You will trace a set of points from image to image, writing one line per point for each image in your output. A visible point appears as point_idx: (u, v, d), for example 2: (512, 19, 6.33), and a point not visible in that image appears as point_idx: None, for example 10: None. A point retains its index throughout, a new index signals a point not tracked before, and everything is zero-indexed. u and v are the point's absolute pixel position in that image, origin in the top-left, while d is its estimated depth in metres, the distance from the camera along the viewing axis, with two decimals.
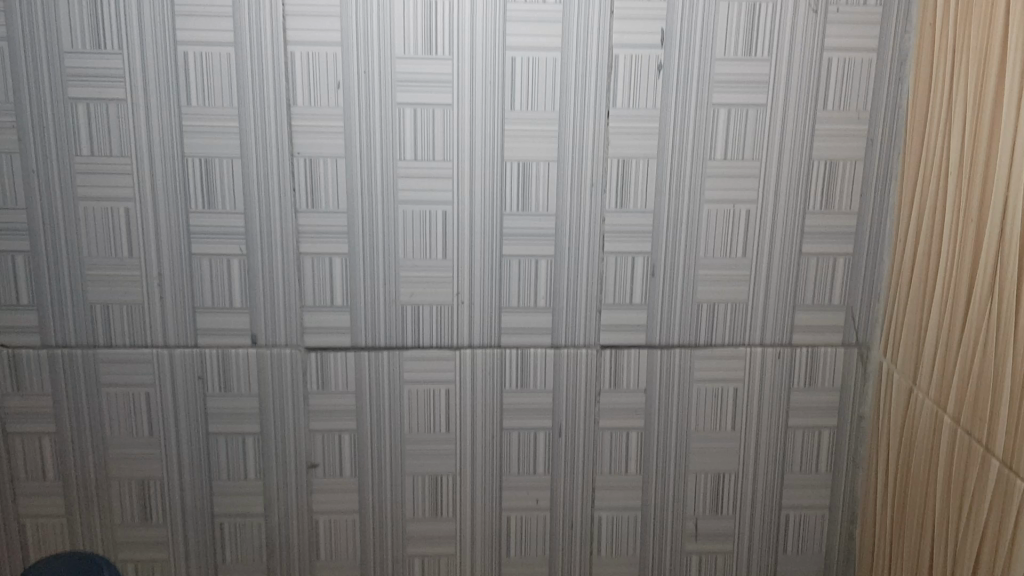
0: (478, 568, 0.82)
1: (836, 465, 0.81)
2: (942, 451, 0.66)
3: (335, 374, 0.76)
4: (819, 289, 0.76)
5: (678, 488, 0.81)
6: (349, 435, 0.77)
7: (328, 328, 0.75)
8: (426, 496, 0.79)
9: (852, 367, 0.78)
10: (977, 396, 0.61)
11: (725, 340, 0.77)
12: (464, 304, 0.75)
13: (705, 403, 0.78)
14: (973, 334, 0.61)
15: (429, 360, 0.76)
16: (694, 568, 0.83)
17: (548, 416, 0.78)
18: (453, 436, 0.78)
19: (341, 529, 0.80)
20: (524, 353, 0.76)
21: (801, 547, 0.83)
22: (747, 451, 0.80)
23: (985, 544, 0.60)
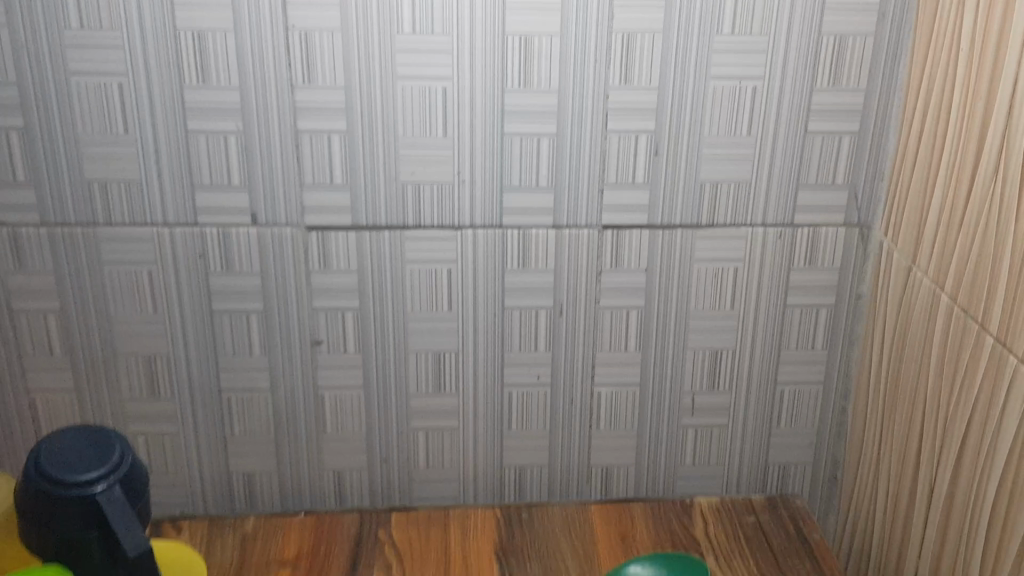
0: (481, 439, 0.84)
1: (832, 343, 0.82)
2: (938, 328, 0.67)
3: (337, 253, 0.76)
4: (823, 169, 0.76)
5: (675, 366, 0.82)
6: (351, 313, 0.78)
7: (328, 207, 0.74)
8: (429, 373, 0.81)
9: (852, 247, 0.78)
10: (975, 276, 0.62)
11: (727, 220, 0.77)
12: (465, 182, 0.74)
13: (704, 282, 0.79)
14: (975, 214, 0.61)
15: (430, 239, 0.76)
16: (689, 441, 0.85)
17: (548, 295, 0.79)
18: (454, 314, 0.79)
19: (345, 404, 0.82)
20: (525, 233, 0.76)
21: (794, 421, 0.85)
22: (745, 329, 0.81)
23: (975, 418, 0.62)
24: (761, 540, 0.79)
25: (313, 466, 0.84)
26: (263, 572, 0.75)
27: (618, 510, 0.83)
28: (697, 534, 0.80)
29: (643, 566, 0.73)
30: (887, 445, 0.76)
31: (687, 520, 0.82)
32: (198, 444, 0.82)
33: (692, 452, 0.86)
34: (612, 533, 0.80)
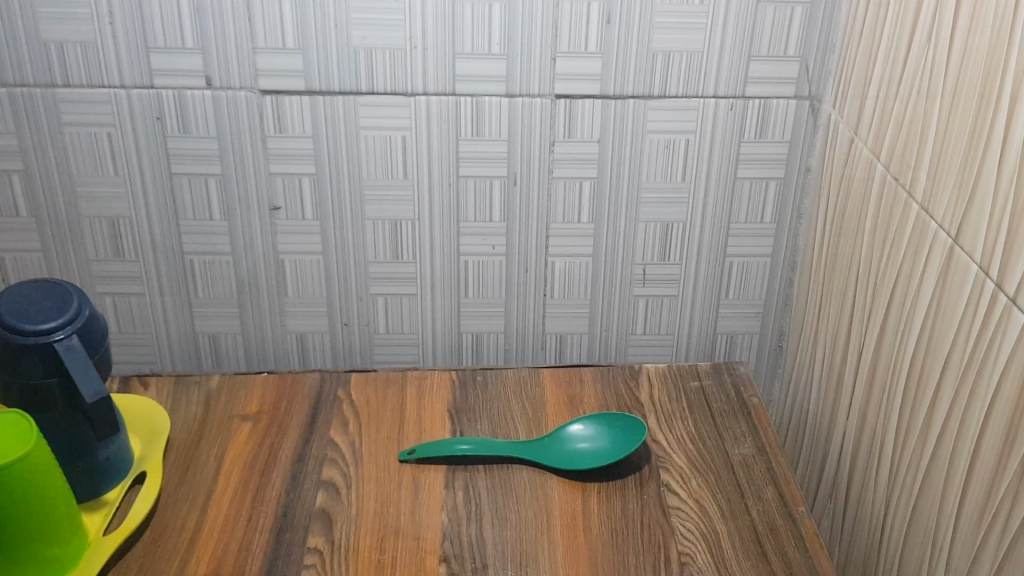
0: (438, 305, 0.87)
1: (780, 216, 0.84)
2: (873, 195, 0.69)
3: (291, 118, 0.77)
4: (774, 40, 0.76)
5: (627, 237, 0.84)
6: (308, 178, 0.80)
7: (282, 71, 0.75)
8: (387, 239, 0.83)
9: (802, 119, 0.79)
10: (907, 143, 0.63)
11: (679, 92, 0.77)
12: (418, 49, 0.75)
13: (657, 154, 0.80)
14: (909, 81, 0.63)
15: (384, 106, 0.77)
16: (640, 310, 0.88)
17: (502, 164, 0.80)
18: (411, 182, 0.81)
19: (305, 267, 0.85)
20: (478, 101, 0.77)
21: (742, 292, 0.88)
22: (697, 202, 0.83)
23: (900, 282, 0.64)
24: (703, 403, 0.82)
25: (276, 328, 0.87)
26: (225, 426, 0.80)
27: (568, 374, 0.86)
28: (641, 397, 0.83)
29: (585, 425, 0.78)
30: (825, 313, 0.79)
31: (634, 384, 0.85)
32: (164, 304, 0.86)
33: (643, 321, 0.89)
34: (560, 396, 0.84)
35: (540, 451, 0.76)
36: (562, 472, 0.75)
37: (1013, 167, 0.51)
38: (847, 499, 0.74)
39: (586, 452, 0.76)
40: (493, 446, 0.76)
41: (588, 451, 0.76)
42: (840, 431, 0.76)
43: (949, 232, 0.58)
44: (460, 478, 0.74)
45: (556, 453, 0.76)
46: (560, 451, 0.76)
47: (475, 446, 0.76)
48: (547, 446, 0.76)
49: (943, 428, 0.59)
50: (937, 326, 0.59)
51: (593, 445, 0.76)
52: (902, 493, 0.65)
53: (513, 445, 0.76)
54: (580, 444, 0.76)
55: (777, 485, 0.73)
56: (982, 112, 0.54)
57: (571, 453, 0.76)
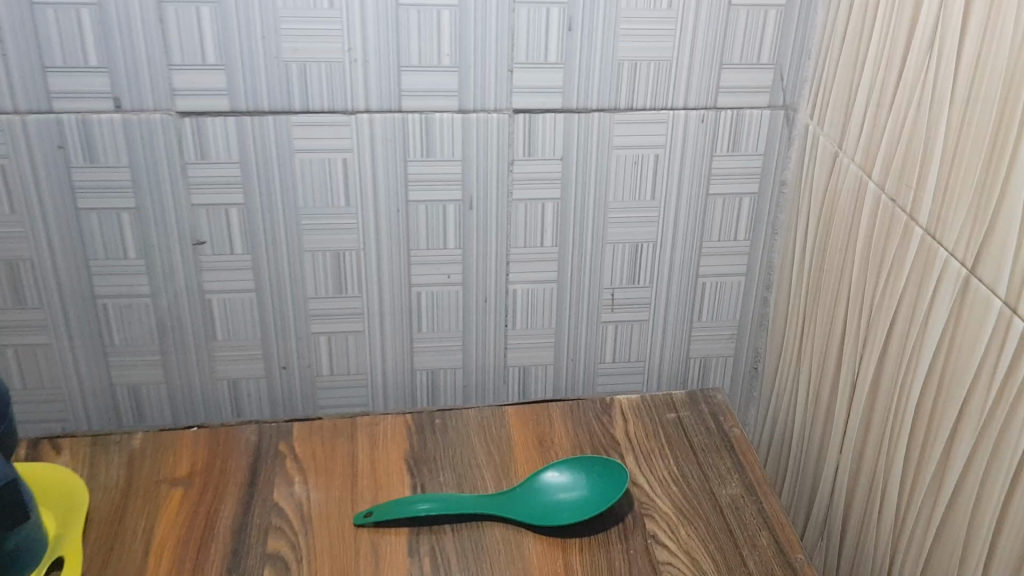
0: (388, 341, 0.79)
1: (755, 233, 0.78)
2: (864, 215, 0.63)
3: (215, 142, 0.68)
4: (748, 46, 0.70)
5: (593, 261, 0.78)
6: (237, 209, 0.71)
7: (203, 89, 0.66)
8: (328, 272, 0.75)
9: (777, 130, 0.74)
10: (905, 161, 0.57)
11: (647, 103, 0.71)
12: (358, 62, 0.66)
13: (624, 170, 0.74)
14: (905, 93, 0.56)
15: (321, 125, 0.68)
16: (609, 337, 0.82)
17: (456, 187, 0.73)
18: (354, 210, 0.72)
19: (236, 307, 0.75)
20: (427, 118, 0.69)
21: (715, 314, 0.82)
22: (667, 221, 0.76)
23: (902, 312, 0.58)
24: (682, 438, 0.76)
25: (205, 375, 0.78)
26: (153, 493, 0.70)
27: (534, 411, 0.79)
28: (617, 434, 0.77)
29: (560, 472, 0.71)
30: (809, 338, 0.73)
31: (607, 419, 0.78)
32: (76, 355, 0.75)
33: (611, 348, 0.82)
34: (529, 436, 0.76)
35: (518, 503, 0.69)
36: (544, 528, 0.68)
37: None
38: (842, 539, 0.69)
39: (571, 503, 0.69)
40: (465, 503, 0.69)
41: (571, 503, 0.69)
42: (832, 465, 0.70)
43: (962, 262, 0.51)
44: (425, 540, 0.66)
45: (534, 505, 0.69)
46: (538, 502, 0.69)
47: (444, 505, 0.68)
48: (523, 499, 0.70)
49: (961, 476, 0.53)
50: (951, 366, 0.53)
51: (578, 494, 0.70)
52: (911, 542, 0.59)
53: (486, 500, 0.69)
54: (562, 494, 0.70)
55: (771, 529, 0.67)
56: (999, 144, 0.47)
57: (550, 505, 0.69)
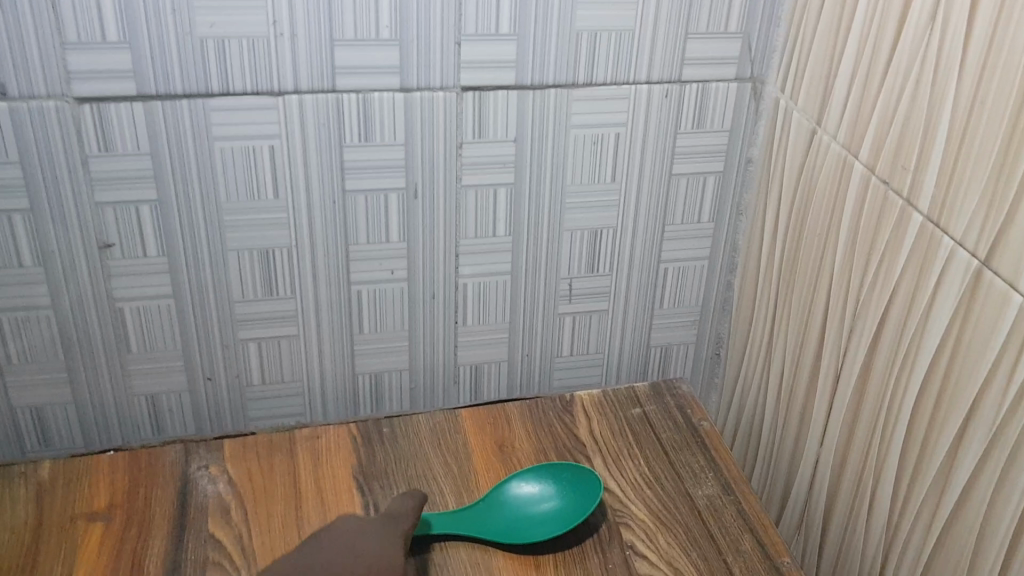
0: (326, 345, 0.72)
1: (719, 213, 0.73)
2: (851, 197, 0.58)
3: (120, 132, 0.59)
4: (715, 14, 0.64)
5: (550, 250, 0.71)
6: (149, 206, 0.62)
7: (103, 71, 0.57)
8: (257, 273, 0.67)
9: (744, 104, 0.68)
10: (902, 141, 0.52)
11: (607, 79, 0.65)
12: (285, 36, 0.58)
13: (582, 151, 0.67)
14: (902, 69, 0.52)
15: (244, 109, 0.60)
16: (566, 329, 0.76)
17: (399, 174, 0.65)
18: (284, 203, 0.64)
19: (153, 315, 0.67)
20: (365, 98, 0.61)
21: (678, 300, 0.77)
22: (628, 204, 0.71)
23: (897, 305, 0.54)
24: (650, 436, 0.71)
25: (119, 392, 0.69)
26: (67, 531, 0.62)
27: (490, 413, 0.73)
28: (581, 434, 0.71)
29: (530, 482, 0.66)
30: (782, 326, 0.69)
31: (569, 418, 0.73)
32: None
33: (569, 341, 0.77)
34: (487, 442, 0.70)
35: (494, 519, 0.64)
36: (533, 547, 0.62)
37: None
38: (823, 538, 0.65)
39: (552, 515, 0.64)
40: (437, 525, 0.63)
41: (551, 515, 0.64)
42: (810, 460, 0.66)
43: (973, 253, 0.48)
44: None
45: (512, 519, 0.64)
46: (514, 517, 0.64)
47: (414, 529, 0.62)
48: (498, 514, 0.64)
49: (970, 482, 0.49)
50: (959, 364, 0.49)
51: (556, 505, 0.65)
52: (908, 547, 0.55)
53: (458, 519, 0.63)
54: (541, 505, 0.65)
55: (755, 532, 0.63)
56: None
57: (528, 519, 0.64)
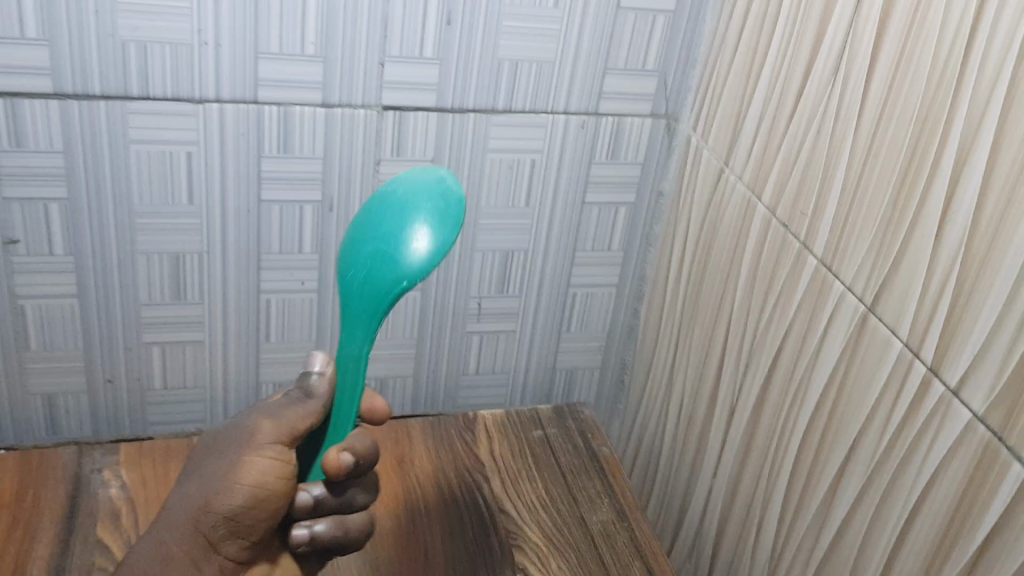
0: (232, 352, 0.71)
1: (628, 243, 0.75)
2: (750, 239, 0.60)
3: (32, 129, 0.58)
4: (633, 52, 0.66)
5: (461, 269, 0.73)
6: (58, 205, 0.62)
7: (19, 67, 0.56)
8: (166, 277, 0.66)
9: (657, 139, 0.71)
10: (800, 187, 0.55)
11: (526, 106, 0.67)
12: (208, 45, 0.58)
13: (498, 176, 0.69)
14: (806, 115, 0.54)
15: (163, 115, 0.60)
16: (474, 348, 0.78)
17: (315, 186, 0.66)
18: (198, 209, 0.64)
19: (55, 315, 0.66)
20: (286, 110, 0.62)
21: (584, 325, 0.79)
22: (540, 229, 0.73)
23: (788, 345, 0.56)
24: (549, 458, 0.73)
25: (14, 388, 0.68)
26: None
27: (393, 429, 0.74)
28: (481, 455, 0.73)
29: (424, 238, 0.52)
30: (682, 358, 0.71)
31: (471, 437, 0.74)
32: None
33: (476, 360, 0.78)
34: (387, 459, 0.71)
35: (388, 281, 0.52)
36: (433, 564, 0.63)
37: (959, 236, 0.42)
38: (712, 564, 0.68)
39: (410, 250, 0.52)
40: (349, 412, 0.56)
41: (421, 228, 0.52)
42: (704, 487, 0.69)
43: (861, 298, 0.49)
44: (329, 517, 0.59)
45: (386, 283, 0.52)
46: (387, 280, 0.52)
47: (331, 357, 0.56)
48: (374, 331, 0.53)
49: (845, 519, 0.52)
50: (840, 411, 0.51)
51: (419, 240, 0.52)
52: (791, 574, 0.58)
53: (341, 350, 0.53)
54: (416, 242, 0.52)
55: (644, 559, 0.66)
56: (918, 160, 0.44)
57: (401, 211, 0.54)
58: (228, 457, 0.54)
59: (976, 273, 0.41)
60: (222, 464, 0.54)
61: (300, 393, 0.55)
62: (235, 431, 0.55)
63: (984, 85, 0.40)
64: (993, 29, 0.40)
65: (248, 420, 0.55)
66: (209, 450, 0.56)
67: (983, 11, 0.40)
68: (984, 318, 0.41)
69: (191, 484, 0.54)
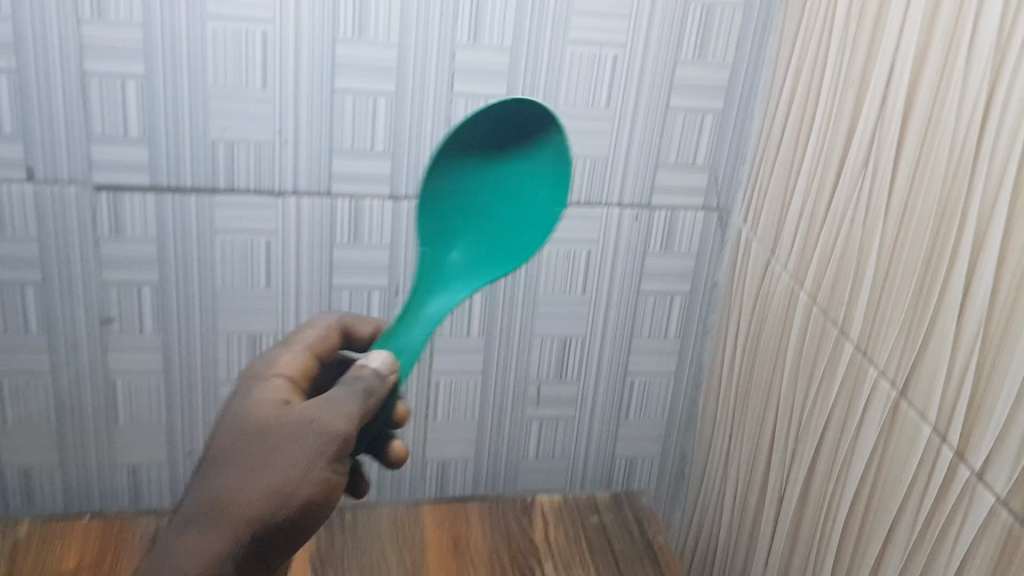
0: None
1: (684, 332, 0.77)
2: (795, 325, 0.62)
3: (131, 218, 0.65)
4: (683, 148, 0.70)
5: (520, 356, 0.76)
6: (150, 288, 0.68)
7: (123, 164, 0.64)
8: (243, 357, 0.72)
9: (710, 232, 0.73)
10: (838, 273, 0.56)
11: (581, 198, 0.70)
12: (288, 143, 0.65)
13: (555, 264, 0.73)
14: (842, 203, 0.56)
15: (246, 207, 0.66)
16: (533, 433, 0.80)
17: (383, 273, 0.70)
18: (274, 293, 0.70)
19: (142, 390, 0.71)
20: (357, 203, 0.67)
21: (642, 412, 0.80)
22: (596, 317, 0.75)
23: (830, 431, 0.57)
24: (603, 543, 0.78)
25: (103, 458, 0.73)
26: None
27: (452, 511, 0.80)
28: (536, 538, 0.77)
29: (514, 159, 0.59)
30: (736, 447, 0.71)
31: (527, 521, 0.79)
32: None
33: (535, 445, 0.80)
34: (446, 538, 0.77)
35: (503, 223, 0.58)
36: None
37: (979, 318, 0.43)
38: None
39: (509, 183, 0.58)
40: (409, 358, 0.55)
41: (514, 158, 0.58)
42: None
43: (893, 382, 0.50)
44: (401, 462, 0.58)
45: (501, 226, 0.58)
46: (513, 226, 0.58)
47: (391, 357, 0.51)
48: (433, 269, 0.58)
49: None
50: (878, 497, 0.51)
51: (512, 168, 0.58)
52: None
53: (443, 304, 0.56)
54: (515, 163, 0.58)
55: None
56: (941, 243, 0.46)
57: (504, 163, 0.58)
58: (283, 458, 0.48)
59: (995, 355, 0.42)
60: (276, 483, 0.47)
61: (362, 391, 0.49)
62: (284, 431, 0.48)
63: (994, 173, 0.42)
64: (1000, 119, 0.42)
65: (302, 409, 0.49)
66: (252, 462, 0.48)
67: (992, 101, 0.42)
68: (1004, 399, 0.41)
69: (224, 491, 0.47)
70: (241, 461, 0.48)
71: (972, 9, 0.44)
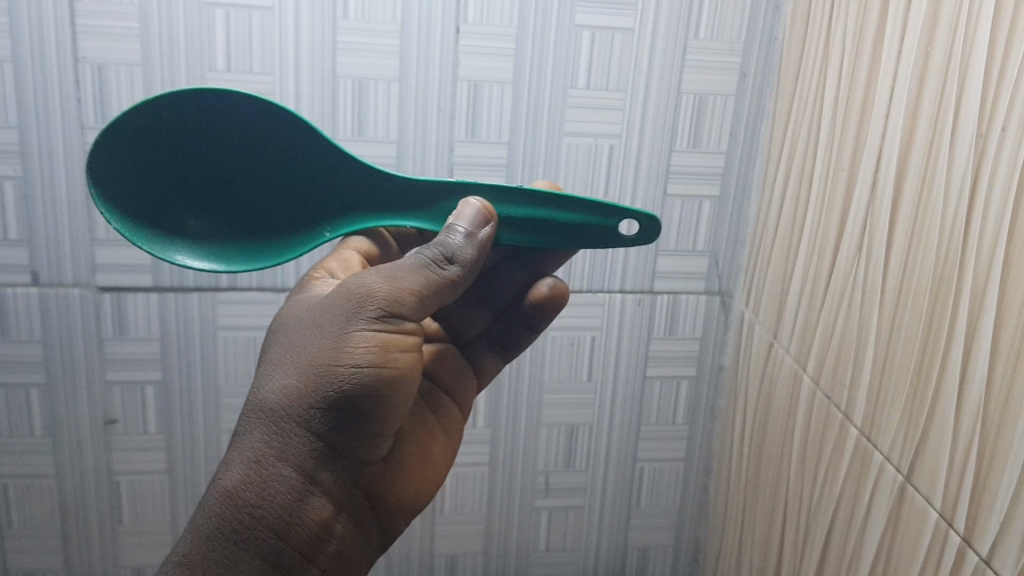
0: None
1: (692, 417, 0.76)
2: (800, 411, 0.61)
3: (134, 319, 0.66)
4: (683, 235, 0.70)
5: (527, 444, 0.75)
6: (154, 386, 0.68)
7: (126, 266, 0.65)
8: None
9: (714, 315, 0.73)
10: (839, 355, 0.56)
11: (583, 287, 0.71)
12: None
13: (558, 353, 0.72)
14: (839, 287, 0.56)
15: (248, 305, 0.67)
16: (543, 525, 0.78)
17: None
18: None
19: (146, 490, 0.71)
20: None
21: (654, 501, 0.79)
22: (602, 404, 0.75)
23: (839, 518, 0.55)
24: None
25: (107, 561, 0.73)
26: None
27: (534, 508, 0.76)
28: None
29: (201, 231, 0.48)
30: (749, 535, 0.69)
31: None
32: None
33: (545, 537, 0.79)
34: None
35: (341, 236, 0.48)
36: None
37: (977, 402, 0.42)
38: None
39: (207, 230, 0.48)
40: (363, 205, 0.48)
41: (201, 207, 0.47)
42: None
43: (899, 467, 0.49)
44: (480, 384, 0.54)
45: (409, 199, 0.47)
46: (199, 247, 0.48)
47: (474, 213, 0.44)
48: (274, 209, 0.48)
49: None
50: None
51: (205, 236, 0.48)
52: None
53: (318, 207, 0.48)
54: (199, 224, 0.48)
55: None
56: (936, 328, 0.45)
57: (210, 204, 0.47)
58: (328, 329, 0.43)
59: (995, 439, 0.41)
60: (322, 354, 0.42)
61: (440, 254, 0.43)
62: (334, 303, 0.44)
63: (983, 257, 0.42)
64: (985, 201, 0.41)
65: (363, 277, 0.44)
66: (298, 337, 0.44)
67: (978, 182, 0.42)
68: (1007, 483, 0.40)
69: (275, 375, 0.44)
70: (286, 343, 0.44)
71: (952, 94, 0.44)
